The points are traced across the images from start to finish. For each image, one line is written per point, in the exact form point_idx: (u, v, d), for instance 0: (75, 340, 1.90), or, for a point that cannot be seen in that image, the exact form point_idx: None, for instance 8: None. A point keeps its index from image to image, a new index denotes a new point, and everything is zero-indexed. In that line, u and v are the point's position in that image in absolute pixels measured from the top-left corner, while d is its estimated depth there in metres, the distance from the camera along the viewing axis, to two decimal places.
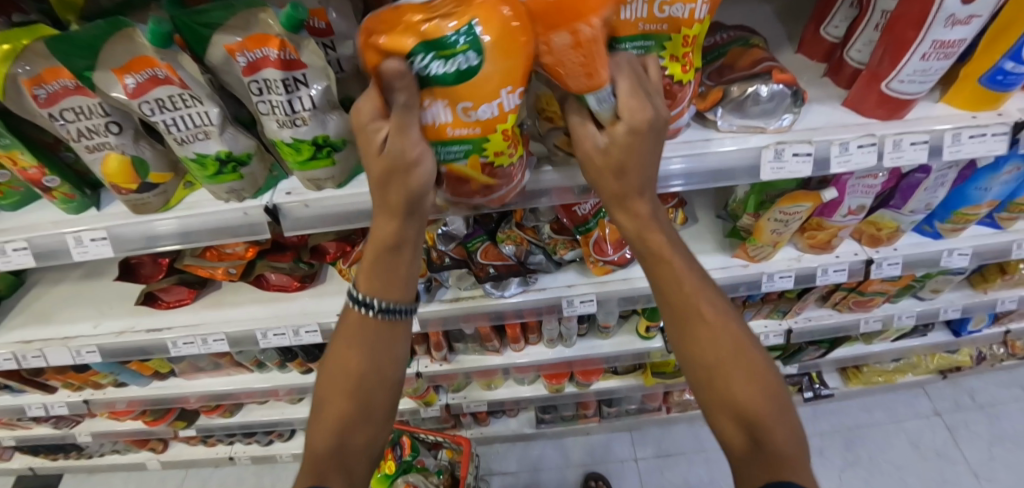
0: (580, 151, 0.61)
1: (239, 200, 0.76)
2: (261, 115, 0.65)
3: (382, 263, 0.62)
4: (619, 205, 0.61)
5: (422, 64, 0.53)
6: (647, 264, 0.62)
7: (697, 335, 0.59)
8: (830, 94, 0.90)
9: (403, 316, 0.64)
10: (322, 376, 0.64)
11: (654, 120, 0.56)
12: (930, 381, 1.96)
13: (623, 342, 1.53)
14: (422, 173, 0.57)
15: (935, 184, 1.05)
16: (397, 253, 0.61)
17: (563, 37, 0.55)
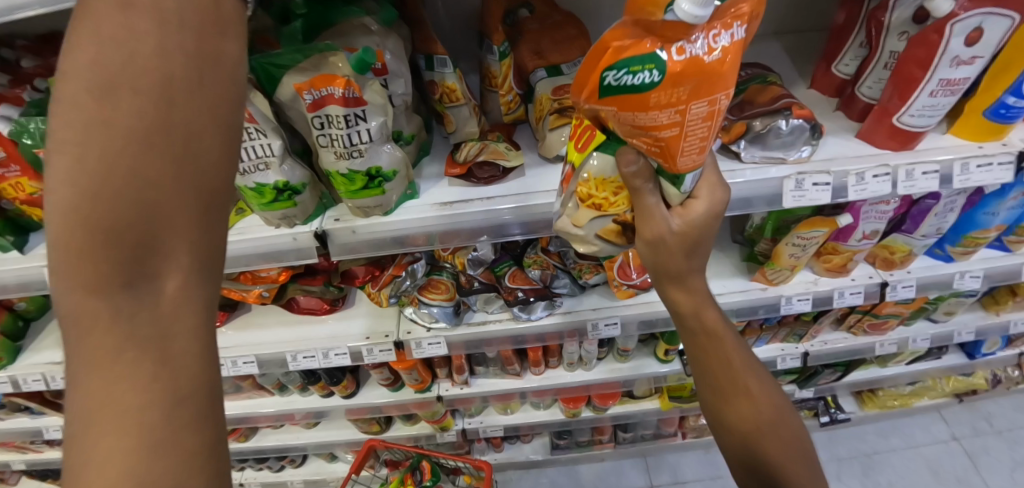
0: (653, 232, 0.62)
1: (290, 226, 0.80)
2: (320, 147, 0.70)
3: (99, 332, 0.32)
4: (670, 287, 0.68)
5: (617, 76, 0.55)
6: (691, 332, 0.71)
7: (718, 375, 0.75)
8: (843, 127, 0.95)
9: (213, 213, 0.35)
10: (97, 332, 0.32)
11: (714, 203, 0.64)
12: (946, 405, 1.96)
13: (641, 366, 1.56)
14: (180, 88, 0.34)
15: (945, 209, 1.10)
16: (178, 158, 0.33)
17: (690, 103, 0.57)
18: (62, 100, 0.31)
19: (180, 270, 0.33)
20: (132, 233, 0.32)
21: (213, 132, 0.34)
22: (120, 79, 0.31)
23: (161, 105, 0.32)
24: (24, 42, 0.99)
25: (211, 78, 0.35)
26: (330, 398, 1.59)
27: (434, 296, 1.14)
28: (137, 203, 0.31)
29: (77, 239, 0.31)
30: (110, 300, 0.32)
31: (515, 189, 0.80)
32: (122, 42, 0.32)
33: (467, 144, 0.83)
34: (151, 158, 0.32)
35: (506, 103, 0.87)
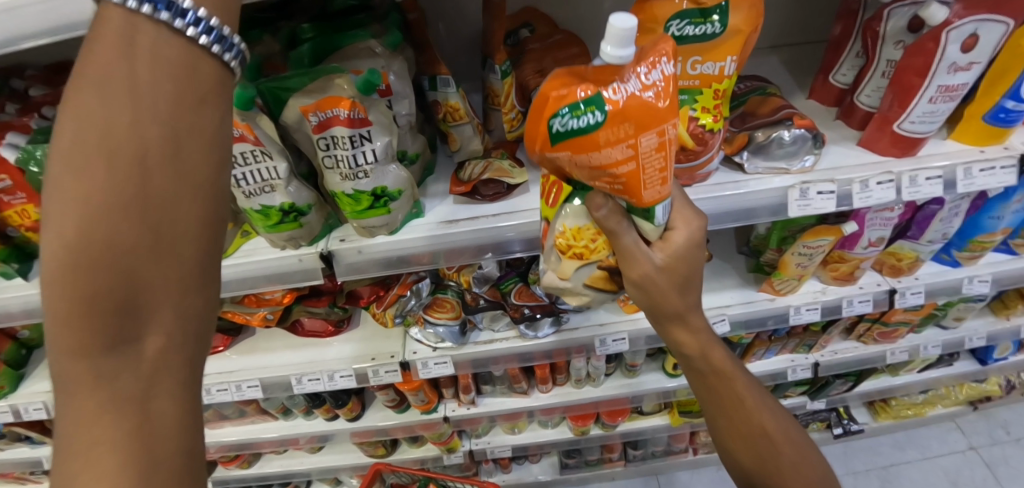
0: (633, 275, 0.63)
1: (295, 248, 0.80)
2: (325, 169, 0.70)
3: (78, 345, 0.37)
4: (668, 325, 0.69)
5: (561, 121, 0.54)
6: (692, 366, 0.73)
7: (728, 408, 0.75)
8: (844, 136, 0.95)
9: (197, 250, 0.40)
10: (79, 330, 0.37)
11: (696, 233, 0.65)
12: (961, 413, 1.92)
13: (650, 380, 1.54)
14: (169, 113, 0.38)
15: (950, 214, 1.09)
16: (165, 196, 0.38)
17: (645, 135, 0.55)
18: (49, 180, 0.36)
19: (160, 333, 0.39)
20: (115, 299, 0.37)
21: (191, 196, 0.39)
22: (101, 157, 0.36)
23: (135, 181, 0.37)
24: (33, 72, 1.02)
25: (186, 144, 0.39)
26: (335, 421, 1.57)
27: (440, 315, 1.14)
28: (116, 273, 0.37)
29: (62, 309, 0.36)
30: (93, 362, 0.37)
31: (520, 205, 0.80)
32: (103, 117, 0.36)
33: (470, 163, 0.83)
34: (127, 231, 0.36)
35: (509, 121, 0.87)
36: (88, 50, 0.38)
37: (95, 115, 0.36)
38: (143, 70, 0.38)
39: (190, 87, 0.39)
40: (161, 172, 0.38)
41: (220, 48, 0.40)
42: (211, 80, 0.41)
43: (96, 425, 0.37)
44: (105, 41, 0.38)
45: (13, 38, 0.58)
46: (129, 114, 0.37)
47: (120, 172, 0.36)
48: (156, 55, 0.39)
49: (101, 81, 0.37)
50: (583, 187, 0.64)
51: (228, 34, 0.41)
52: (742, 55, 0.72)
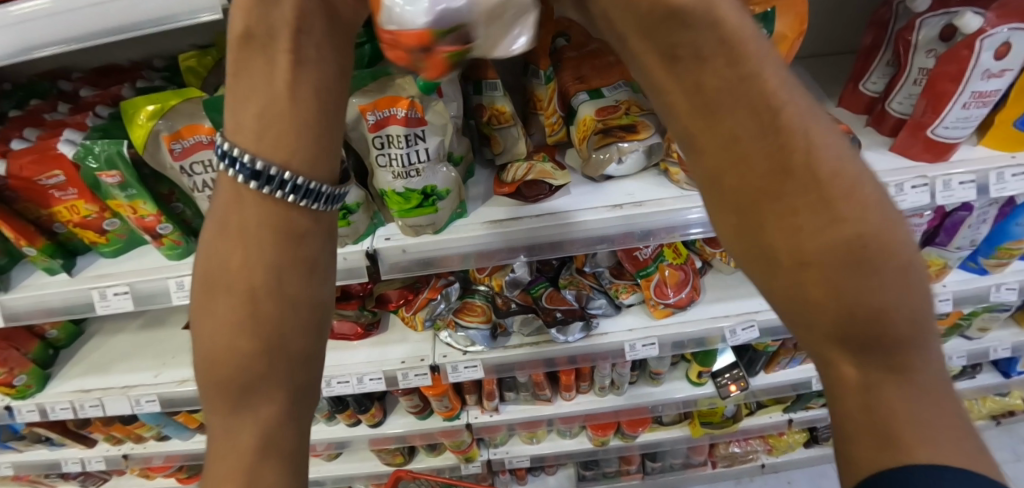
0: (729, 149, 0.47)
1: (341, 246, 0.81)
2: (377, 167, 0.72)
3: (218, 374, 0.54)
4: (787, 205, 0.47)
5: None
6: (833, 294, 0.45)
7: (897, 417, 0.44)
8: (876, 142, 0.96)
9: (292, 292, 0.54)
10: (218, 365, 0.54)
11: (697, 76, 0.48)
12: (984, 428, 1.90)
13: (673, 389, 1.54)
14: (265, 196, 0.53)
15: (978, 220, 1.11)
16: (261, 261, 0.53)
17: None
18: (205, 306, 0.55)
19: (270, 405, 0.54)
20: (239, 384, 0.53)
21: (291, 311, 0.55)
22: (232, 283, 0.53)
23: (251, 303, 0.53)
24: (80, 75, 1.05)
25: (285, 271, 0.54)
26: (356, 427, 1.56)
27: (471, 319, 1.15)
28: (240, 365, 0.53)
29: (210, 385, 0.54)
30: (230, 425, 0.54)
31: (563, 205, 0.81)
32: (229, 256, 0.53)
33: (514, 165, 0.84)
34: (245, 339, 0.53)
35: (550, 125, 0.89)
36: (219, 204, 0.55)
37: (225, 253, 0.54)
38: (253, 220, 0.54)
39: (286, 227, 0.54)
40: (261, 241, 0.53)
41: (298, 198, 0.54)
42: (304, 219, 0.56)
43: (233, 434, 0.53)
44: (231, 109, 0.54)
45: (96, 33, 0.62)
46: (242, 254, 0.53)
47: (239, 248, 0.53)
48: (255, 211, 0.54)
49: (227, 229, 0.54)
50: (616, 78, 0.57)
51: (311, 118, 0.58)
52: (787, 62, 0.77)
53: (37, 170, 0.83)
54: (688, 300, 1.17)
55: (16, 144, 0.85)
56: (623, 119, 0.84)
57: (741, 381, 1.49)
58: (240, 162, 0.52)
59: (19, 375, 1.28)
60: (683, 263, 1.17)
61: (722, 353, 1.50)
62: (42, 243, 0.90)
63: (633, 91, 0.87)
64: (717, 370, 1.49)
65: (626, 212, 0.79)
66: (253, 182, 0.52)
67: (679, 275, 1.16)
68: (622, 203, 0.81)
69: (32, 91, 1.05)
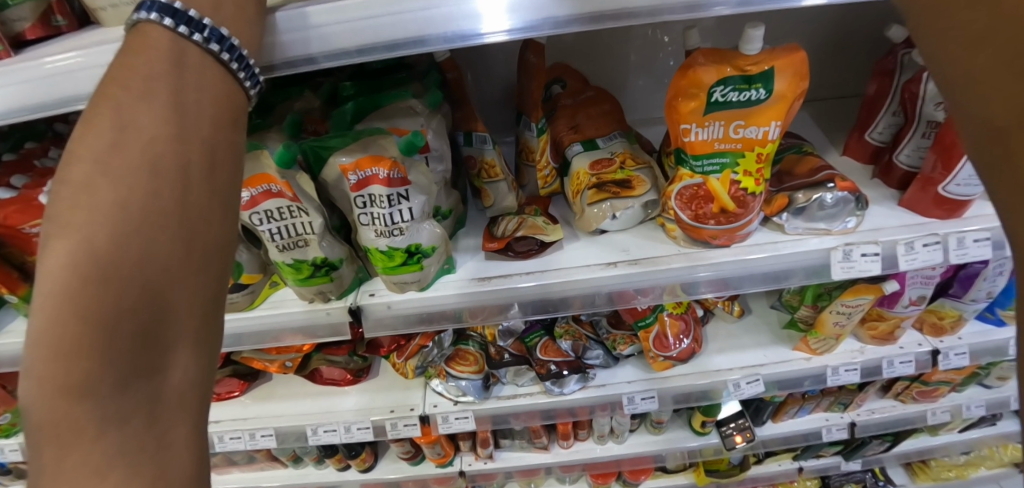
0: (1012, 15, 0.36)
1: (324, 302, 0.77)
2: (359, 225, 0.69)
3: (77, 293, 0.36)
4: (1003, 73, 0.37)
5: None
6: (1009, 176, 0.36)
7: None
8: (884, 195, 0.93)
9: (217, 195, 0.45)
10: (60, 274, 0.35)
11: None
12: (1006, 476, 1.95)
13: (676, 438, 1.48)
14: (197, 79, 0.46)
15: (995, 273, 1.09)
16: (182, 143, 0.42)
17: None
18: (60, 206, 0.37)
19: (180, 359, 0.40)
20: (137, 324, 0.37)
21: (218, 221, 0.44)
22: (140, 168, 0.40)
23: (175, 194, 0.41)
24: (76, 117, 1.05)
25: (216, 171, 0.45)
26: (346, 471, 1.51)
27: (463, 368, 1.10)
28: (146, 283, 0.38)
29: (68, 314, 0.35)
30: (99, 400, 0.36)
31: (556, 262, 0.78)
32: (147, 133, 0.41)
33: (504, 219, 0.81)
34: (162, 246, 0.39)
35: (542, 178, 0.86)
36: (131, 68, 0.43)
37: (136, 129, 0.41)
38: (188, 101, 0.44)
39: (223, 119, 0.47)
40: (188, 121, 0.43)
41: (246, 77, 0.49)
42: (242, 112, 0.50)
43: (80, 405, 0.35)
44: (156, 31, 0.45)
45: (68, 97, 0.60)
46: (175, 133, 0.42)
47: (150, 117, 0.41)
48: (198, 90, 0.45)
49: (147, 95, 0.42)
50: (719, 96, 0.68)
51: (253, 66, 0.50)
52: (787, 120, 0.70)
53: (21, 219, 0.82)
54: (690, 351, 1.12)
55: (2, 191, 0.84)
56: (618, 173, 0.80)
57: (746, 432, 1.42)
58: (200, 22, 0.46)
59: (2, 414, 1.24)
60: (684, 312, 1.12)
61: (727, 402, 1.44)
62: (24, 290, 0.90)
63: (627, 140, 0.85)
64: (721, 419, 1.42)
65: (622, 271, 0.75)
66: (215, 46, 0.47)
67: (680, 324, 1.11)
68: (617, 261, 0.77)
69: (28, 132, 1.04)
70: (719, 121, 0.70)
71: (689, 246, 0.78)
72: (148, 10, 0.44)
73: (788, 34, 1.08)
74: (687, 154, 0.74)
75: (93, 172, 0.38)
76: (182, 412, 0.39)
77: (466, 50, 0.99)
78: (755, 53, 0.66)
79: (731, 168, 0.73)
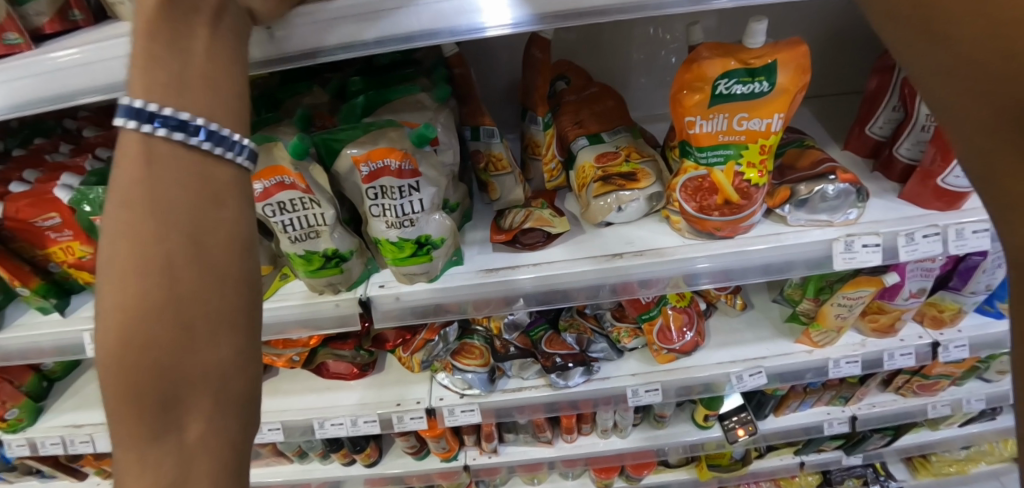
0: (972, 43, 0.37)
1: (333, 293, 0.78)
2: (370, 216, 0.70)
3: (110, 374, 0.40)
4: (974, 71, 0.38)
5: None
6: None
7: None
8: (884, 189, 0.94)
9: (217, 271, 0.42)
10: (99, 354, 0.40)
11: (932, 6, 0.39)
12: (1006, 471, 1.96)
13: (678, 432, 1.49)
14: (175, 154, 0.41)
15: (993, 265, 1.11)
16: (167, 228, 0.40)
17: None
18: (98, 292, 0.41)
19: (199, 423, 0.42)
20: (159, 398, 0.40)
21: (225, 296, 0.42)
22: (130, 261, 0.39)
23: (165, 286, 0.40)
24: (86, 114, 1.06)
25: (212, 249, 0.42)
26: (351, 466, 1.52)
27: (469, 361, 1.11)
28: (161, 374, 0.40)
29: (113, 387, 0.40)
30: (147, 450, 0.41)
31: (563, 254, 0.79)
32: (135, 223, 0.39)
33: (511, 211, 0.83)
34: (161, 337, 0.40)
35: (548, 171, 0.87)
36: (121, 153, 0.41)
37: (126, 218, 0.40)
38: (166, 189, 0.40)
39: (207, 193, 0.42)
40: (171, 205, 0.40)
41: (228, 149, 0.43)
42: (234, 174, 0.44)
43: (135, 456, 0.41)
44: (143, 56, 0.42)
45: (84, 90, 0.61)
46: (158, 222, 0.40)
47: (132, 208, 0.39)
48: (181, 163, 0.41)
49: (130, 186, 0.40)
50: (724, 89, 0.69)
51: (234, 136, 0.43)
52: (790, 112, 0.71)
53: (34, 212, 0.83)
54: (693, 344, 1.13)
55: (15, 185, 0.85)
56: (623, 166, 0.82)
57: (749, 425, 1.43)
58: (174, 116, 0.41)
59: (10, 409, 1.25)
60: (686, 306, 1.14)
61: (729, 395, 1.45)
62: (36, 283, 0.90)
63: (632, 135, 0.86)
64: (724, 413, 1.44)
65: (627, 262, 0.77)
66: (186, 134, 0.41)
67: (683, 317, 1.12)
68: (623, 252, 0.78)
69: (38, 129, 1.06)
70: (723, 114, 0.71)
71: (693, 238, 0.79)
72: (117, 117, 0.40)
73: (789, 30, 1.09)
74: (692, 146, 0.76)
75: (104, 265, 0.40)
76: (212, 468, 0.42)
77: (472, 47, 1.00)
78: (758, 46, 0.68)
79: (736, 160, 0.74)
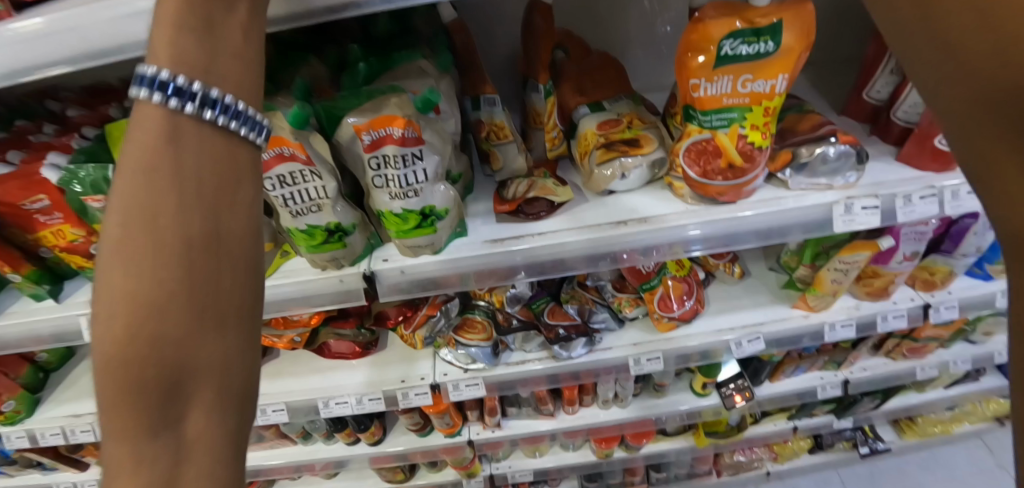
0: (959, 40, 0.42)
1: (337, 269, 0.78)
2: (373, 188, 0.69)
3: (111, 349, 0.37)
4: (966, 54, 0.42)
5: None
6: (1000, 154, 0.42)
7: None
8: (882, 152, 0.95)
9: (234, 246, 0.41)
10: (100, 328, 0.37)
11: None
12: (988, 430, 2.04)
13: (677, 400, 1.52)
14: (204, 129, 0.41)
15: (984, 228, 1.13)
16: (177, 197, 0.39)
17: None
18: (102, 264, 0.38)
19: (203, 408, 0.39)
20: (161, 382, 0.37)
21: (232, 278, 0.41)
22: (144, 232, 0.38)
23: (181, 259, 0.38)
24: (68, 94, 1.03)
25: (223, 236, 0.41)
26: (355, 446, 1.53)
27: (472, 336, 1.11)
28: (161, 362, 0.37)
29: (110, 379, 0.37)
30: (142, 442, 0.37)
31: (567, 222, 0.79)
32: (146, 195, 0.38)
33: (514, 182, 0.82)
34: (169, 318, 0.37)
35: (550, 140, 0.86)
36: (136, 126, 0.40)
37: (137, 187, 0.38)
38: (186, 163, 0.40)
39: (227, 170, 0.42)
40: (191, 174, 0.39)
41: (251, 130, 0.42)
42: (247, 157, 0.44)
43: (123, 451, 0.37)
44: (166, 32, 0.41)
45: (67, 58, 0.58)
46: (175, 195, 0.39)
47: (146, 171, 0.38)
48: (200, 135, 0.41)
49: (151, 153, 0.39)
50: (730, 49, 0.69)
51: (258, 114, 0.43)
52: (795, 73, 0.71)
53: (21, 195, 0.81)
54: (693, 312, 1.14)
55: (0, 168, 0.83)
56: (626, 132, 0.81)
57: (746, 392, 1.46)
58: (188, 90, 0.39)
59: (7, 401, 1.23)
60: (686, 275, 1.15)
61: (727, 363, 1.48)
62: (27, 269, 0.88)
63: (634, 102, 0.86)
64: (721, 380, 1.46)
65: (631, 228, 0.77)
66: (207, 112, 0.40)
67: (683, 286, 1.14)
68: (627, 219, 0.78)
69: (19, 111, 1.02)
70: (728, 75, 0.71)
71: (695, 203, 0.79)
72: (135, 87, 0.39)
73: None
74: (696, 110, 0.75)
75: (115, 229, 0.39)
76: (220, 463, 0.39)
77: (467, 16, 0.98)
78: (763, 4, 0.67)
79: (740, 123, 0.74)
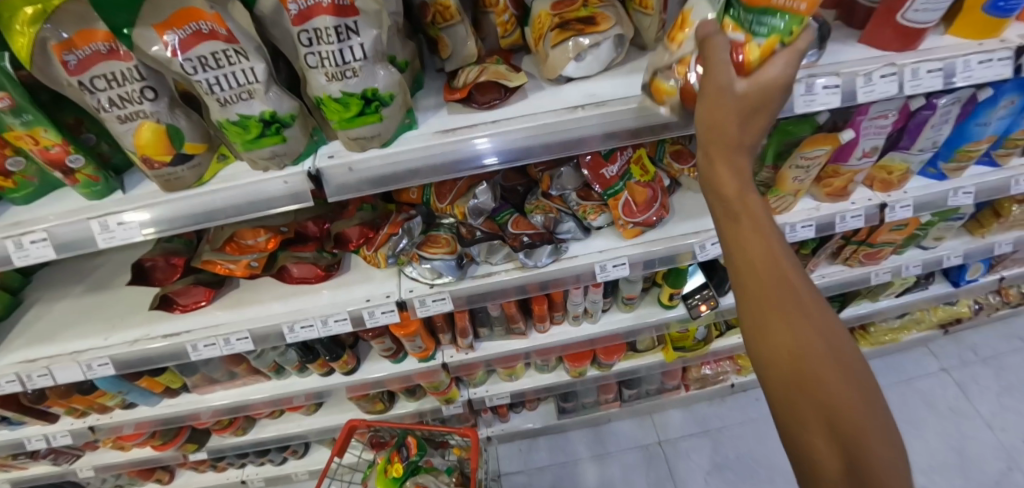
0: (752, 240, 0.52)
1: (279, 168, 0.73)
2: (307, 69, 0.64)
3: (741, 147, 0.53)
4: (800, 303, 0.49)
5: None
6: (858, 410, 0.45)
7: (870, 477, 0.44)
8: (846, 35, 0.92)
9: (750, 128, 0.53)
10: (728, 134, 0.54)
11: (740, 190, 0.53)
12: (933, 338, 2.18)
13: (647, 313, 1.55)
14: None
15: (941, 120, 1.11)
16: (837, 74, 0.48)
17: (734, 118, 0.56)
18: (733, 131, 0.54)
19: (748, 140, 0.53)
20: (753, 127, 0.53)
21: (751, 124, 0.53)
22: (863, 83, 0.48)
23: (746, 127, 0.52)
24: None
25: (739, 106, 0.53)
26: (330, 376, 1.52)
27: (435, 250, 1.09)
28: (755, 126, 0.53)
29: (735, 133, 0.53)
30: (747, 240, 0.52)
31: (522, 110, 0.75)
32: None
33: (464, 70, 0.77)
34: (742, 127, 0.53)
35: (502, 24, 0.81)
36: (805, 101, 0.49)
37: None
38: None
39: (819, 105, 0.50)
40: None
41: None
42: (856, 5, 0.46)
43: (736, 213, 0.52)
44: None
45: None
46: None
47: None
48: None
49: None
50: None
51: None
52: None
53: None
54: (657, 220, 1.13)
55: None
56: (582, 10, 0.76)
57: (710, 301, 1.50)
58: None
59: None
60: (651, 181, 1.13)
61: (693, 275, 1.51)
62: None
63: None
64: (687, 292, 1.50)
65: (588, 113, 0.73)
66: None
67: (647, 193, 1.12)
68: (582, 104, 0.75)
69: None
70: None
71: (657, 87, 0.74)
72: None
73: None
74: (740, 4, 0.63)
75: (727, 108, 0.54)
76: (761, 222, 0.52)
77: None
78: None
79: (783, 35, 0.60)
